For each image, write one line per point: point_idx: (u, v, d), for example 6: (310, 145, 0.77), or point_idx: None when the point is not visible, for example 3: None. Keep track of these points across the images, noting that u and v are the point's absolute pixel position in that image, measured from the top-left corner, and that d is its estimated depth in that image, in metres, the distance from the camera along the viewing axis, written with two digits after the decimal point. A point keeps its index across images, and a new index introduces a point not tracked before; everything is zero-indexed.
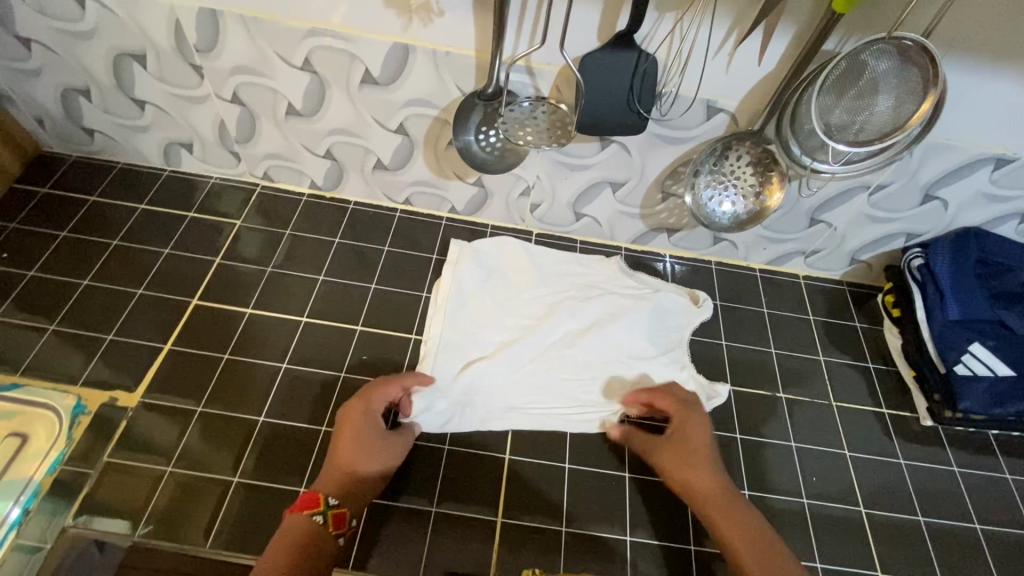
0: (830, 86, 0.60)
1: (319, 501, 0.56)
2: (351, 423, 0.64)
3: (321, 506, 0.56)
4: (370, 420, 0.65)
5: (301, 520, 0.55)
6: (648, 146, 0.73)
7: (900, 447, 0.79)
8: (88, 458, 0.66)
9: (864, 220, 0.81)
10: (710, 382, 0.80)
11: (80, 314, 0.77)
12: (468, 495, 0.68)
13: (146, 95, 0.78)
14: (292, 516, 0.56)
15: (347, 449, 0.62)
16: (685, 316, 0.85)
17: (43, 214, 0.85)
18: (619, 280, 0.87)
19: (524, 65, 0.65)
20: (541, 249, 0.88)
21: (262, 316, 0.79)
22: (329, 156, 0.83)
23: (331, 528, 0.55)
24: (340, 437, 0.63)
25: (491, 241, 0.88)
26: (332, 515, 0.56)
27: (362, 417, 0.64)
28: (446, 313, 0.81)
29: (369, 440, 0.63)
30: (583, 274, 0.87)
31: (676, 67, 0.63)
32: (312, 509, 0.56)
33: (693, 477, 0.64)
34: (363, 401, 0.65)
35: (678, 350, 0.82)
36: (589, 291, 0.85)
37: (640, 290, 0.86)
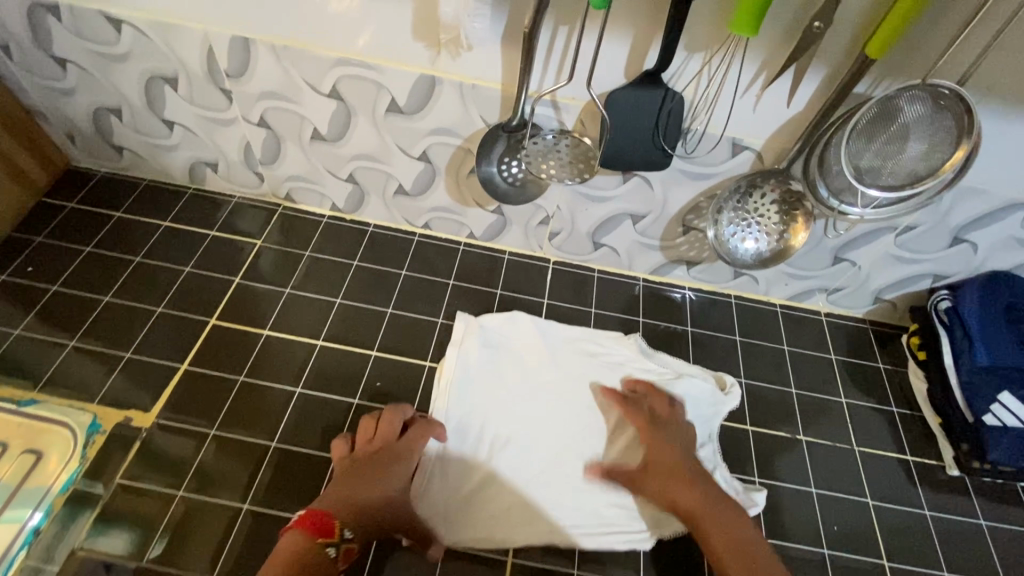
0: (860, 130, 0.59)
1: (333, 531, 0.59)
2: (375, 464, 0.65)
3: (335, 538, 0.58)
4: (395, 460, 0.66)
5: (309, 546, 0.57)
6: (671, 181, 0.73)
7: (925, 497, 0.76)
8: (101, 478, 0.66)
9: (890, 260, 0.80)
10: (746, 487, 0.73)
11: (101, 330, 0.77)
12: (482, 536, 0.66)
13: (175, 116, 0.80)
14: (302, 533, 0.58)
15: (377, 489, 0.63)
16: (713, 402, 0.78)
17: (70, 229, 0.86)
18: (638, 362, 0.80)
19: (550, 99, 0.65)
20: (553, 323, 0.83)
21: (278, 338, 0.79)
22: (351, 180, 0.84)
23: (339, 562, 0.58)
24: (360, 473, 0.64)
25: (500, 316, 0.83)
26: (343, 550, 0.58)
27: (399, 458, 0.66)
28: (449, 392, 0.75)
29: (390, 479, 0.65)
30: (603, 352, 0.81)
31: (704, 106, 0.63)
32: (324, 539, 0.58)
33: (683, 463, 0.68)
34: (404, 447, 0.67)
35: (710, 447, 0.75)
36: (609, 372, 0.79)
37: (662, 372, 0.80)
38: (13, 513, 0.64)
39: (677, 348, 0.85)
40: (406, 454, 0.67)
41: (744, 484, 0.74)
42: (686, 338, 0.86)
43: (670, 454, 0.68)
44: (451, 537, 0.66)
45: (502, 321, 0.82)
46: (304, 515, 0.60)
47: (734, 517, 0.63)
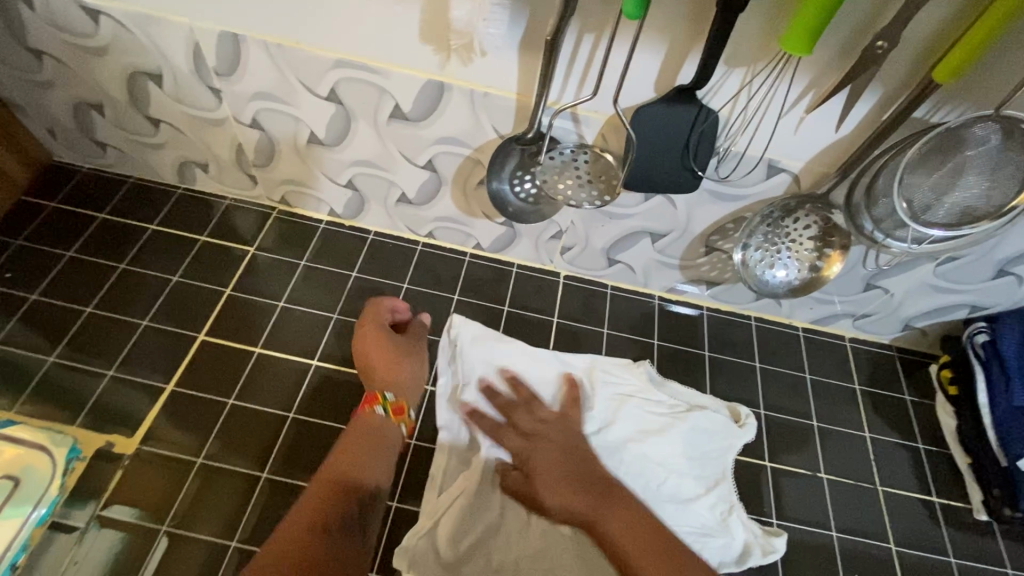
0: (915, 162, 0.53)
1: (376, 399, 0.67)
2: (368, 343, 0.72)
3: (380, 401, 0.67)
4: (380, 336, 0.73)
5: (365, 417, 0.66)
6: (697, 201, 0.67)
7: (952, 543, 0.72)
8: (81, 509, 0.62)
9: (926, 289, 0.75)
10: (765, 531, 0.68)
11: (82, 344, 0.73)
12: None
13: (162, 114, 0.74)
14: (358, 414, 0.67)
15: (383, 361, 0.71)
16: (724, 437, 0.73)
17: (51, 231, 0.81)
18: (647, 392, 0.76)
19: (571, 112, 0.59)
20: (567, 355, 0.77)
21: (271, 356, 0.74)
22: (350, 186, 0.78)
23: (393, 415, 0.67)
24: (365, 355, 0.71)
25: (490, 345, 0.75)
26: (391, 407, 0.67)
27: (375, 328, 0.73)
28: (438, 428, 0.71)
29: (394, 347, 0.72)
30: (613, 382, 0.76)
31: (742, 127, 0.57)
32: (374, 407, 0.67)
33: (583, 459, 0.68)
34: (374, 320, 0.74)
35: (724, 485, 0.71)
36: (617, 409, 0.73)
37: (673, 405, 0.75)
38: (12, 511, 0.61)
39: (693, 373, 0.80)
40: (383, 325, 0.74)
41: (762, 526, 0.70)
42: (703, 363, 0.81)
43: (563, 452, 0.68)
44: None
45: (498, 344, 0.76)
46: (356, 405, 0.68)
47: (628, 502, 0.65)
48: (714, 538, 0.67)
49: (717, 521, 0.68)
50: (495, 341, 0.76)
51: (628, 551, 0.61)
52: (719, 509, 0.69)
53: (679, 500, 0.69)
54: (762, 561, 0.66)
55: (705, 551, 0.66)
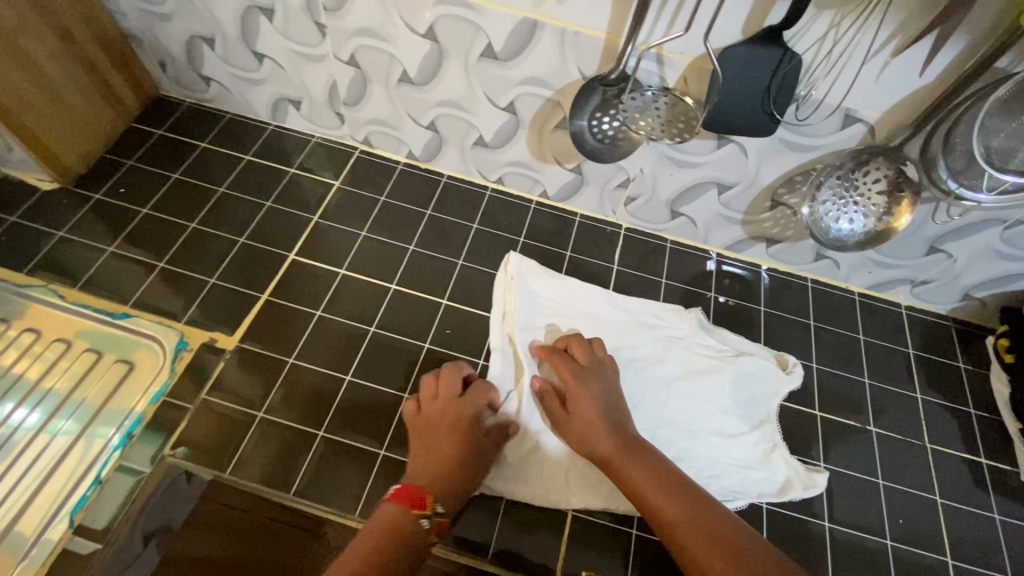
0: (994, 107, 0.56)
1: (426, 503, 0.59)
2: (443, 430, 0.65)
3: (428, 510, 0.58)
4: (462, 421, 0.66)
5: (405, 516, 0.57)
6: (770, 151, 0.70)
7: (997, 503, 0.73)
8: (185, 395, 0.70)
9: (990, 255, 0.76)
10: (806, 468, 0.72)
11: (186, 255, 0.80)
12: (539, 494, 0.66)
13: (268, 50, 0.80)
14: (397, 506, 0.58)
15: (452, 452, 0.63)
16: (772, 384, 0.76)
17: (157, 156, 0.89)
18: (699, 337, 0.79)
19: (656, 53, 0.63)
20: (625, 298, 0.81)
21: (353, 278, 0.81)
22: (431, 127, 0.84)
23: (433, 534, 0.58)
24: (432, 433, 0.65)
25: (547, 281, 0.81)
26: (436, 522, 0.58)
27: (463, 410, 0.67)
28: (498, 350, 0.75)
29: (468, 447, 0.64)
30: (666, 327, 0.79)
31: (827, 71, 0.59)
32: (418, 510, 0.58)
33: (610, 420, 0.65)
34: (466, 403, 0.68)
35: (768, 426, 0.74)
36: (667, 350, 0.77)
37: (721, 349, 0.78)
38: (94, 434, 0.68)
39: (747, 326, 0.83)
40: (472, 419, 0.66)
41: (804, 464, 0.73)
42: (757, 318, 0.84)
43: (591, 416, 0.65)
44: (511, 491, 0.66)
45: (554, 283, 0.81)
46: (397, 491, 0.59)
47: (657, 456, 0.62)
48: (756, 471, 0.70)
49: (759, 457, 0.71)
50: (553, 279, 0.81)
51: (655, 502, 0.59)
52: (763, 446, 0.72)
53: (724, 434, 0.72)
54: (803, 494, 0.69)
55: (745, 482, 0.70)
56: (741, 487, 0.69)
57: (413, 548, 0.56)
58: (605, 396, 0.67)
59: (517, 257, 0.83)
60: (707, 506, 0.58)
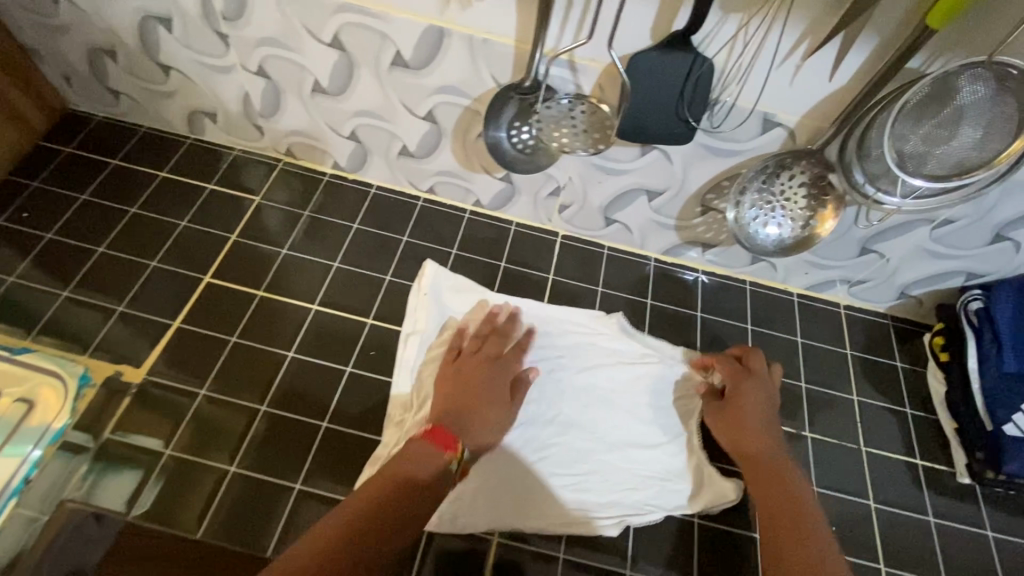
0: (910, 111, 0.54)
1: (455, 447, 0.60)
2: (476, 380, 0.67)
3: (456, 456, 0.59)
4: (495, 374, 0.69)
5: (439, 458, 0.58)
6: (694, 156, 0.68)
7: (932, 503, 0.73)
8: (87, 434, 0.66)
9: (921, 255, 0.75)
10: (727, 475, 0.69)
11: (94, 282, 0.76)
12: (453, 518, 0.63)
13: (172, 60, 0.76)
14: (432, 446, 0.58)
15: (485, 407, 0.66)
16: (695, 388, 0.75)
17: (66, 175, 0.84)
18: (621, 342, 0.78)
19: (567, 59, 0.60)
20: (548, 306, 0.79)
21: (273, 299, 0.77)
22: (353, 137, 0.80)
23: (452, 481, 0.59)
24: (472, 380, 0.67)
25: (459, 294, 0.78)
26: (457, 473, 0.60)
27: (497, 362, 0.70)
28: (407, 363, 0.73)
29: (496, 402, 0.67)
30: (597, 338, 0.78)
31: (738, 75, 0.58)
32: (448, 453, 0.59)
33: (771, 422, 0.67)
34: (500, 362, 0.70)
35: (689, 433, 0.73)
36: (595, 363, 0.76)
37: (643, 354, 0.77)
38: (12, 451, 0.64)
39: (685, 332, 0.81)
40: (506, 375, 0.69)
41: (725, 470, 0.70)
42: (695, 323, 0.82)
43: (761, 411, 0.67)
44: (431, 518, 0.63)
45: (471, 295, 0.78)
46: (432, 430, 0.60)
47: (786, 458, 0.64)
48: (674, 482, 0.69)
49: (678, 467, 0.70)
50: (471, 291, 0.79)
51: (757, 488, 0.62)
52: (682, 456, 0.71)
53: (644, 444, 0.71)
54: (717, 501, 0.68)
55: (663, 492, 0.68)
56: (669, 503, 0.68)
57: (435, 486, 0.57)
58: (772, 403, 0.69)
59: (430, 264, 0.81)
60: (804, 498, 0.59)
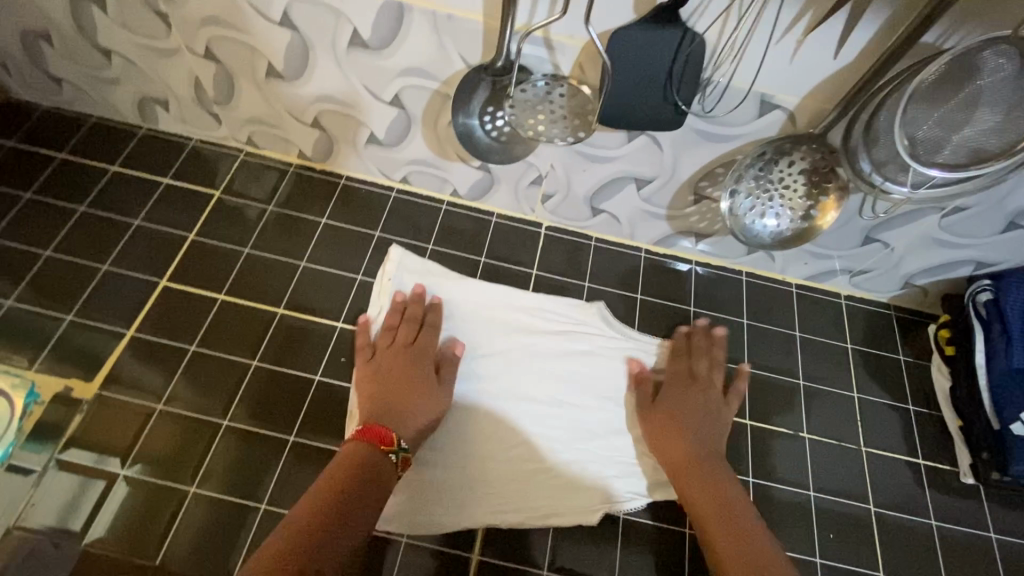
0: (925, 91, 0.48)
1: (391, 439, 0.59)
2: (392, 365, 0.65)
3: (393, 446, 0.58)
4: (421, 358, 0.66)
5: (368, 455, 0.57)
6: (685, 142, 0.62)
7: (935, 506, 0.69)
8: (35, 455, 0.61)
9: (929, 244, 0.70)
10: None
11: (40, 288, 0.70)
12: (430, 516, 0.61)
13: (112, 44, 0.71)
14: (360, 449, 0.57)
15: (408, 387, 0.64)
16: None
17: (9, 171, 0.77)
18: (609, 335, 0.73)
19: (542, 36, 0.55)
20: (525, 293, 0.74)
21: (236, 303, 0.72)
22: (317, 125, 0.74)
23: (399, 467, 0.59)
24: (387, 365, 0.65)
25: (431, 281, 0.74)
26: (403, 457, 0.59)
27: (413, 337, 0.68)
28: (369, 358, 0.68)
29: (423, 381, 0.64)
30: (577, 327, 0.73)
31: (731, 54, 0.52)
32: (385, 447, 0.58)
33: (686, 419, 0.65)
34: (416, 335, 0.68)
35: None
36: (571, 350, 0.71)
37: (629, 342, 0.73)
38: None
39: (676, 329, 0.76)
40: (427, 353, 0.67)
41: None
42: (689, 319, 0.77)
43: (701, 417, 0.65)
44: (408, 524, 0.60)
45: (439, 279, 0.74)
46: (361, 431, 0.59)
47: (719, 473, 0.61)
48: None
49: None
50: (442, 277, 0.74)
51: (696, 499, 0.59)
52: None
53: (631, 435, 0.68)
54: None
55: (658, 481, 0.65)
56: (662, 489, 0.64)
57: (381, 482, 0.56)
58: (722, 411, 0.66)
59: (398, 248, 0.76)
60: (732, 524, 0.56)
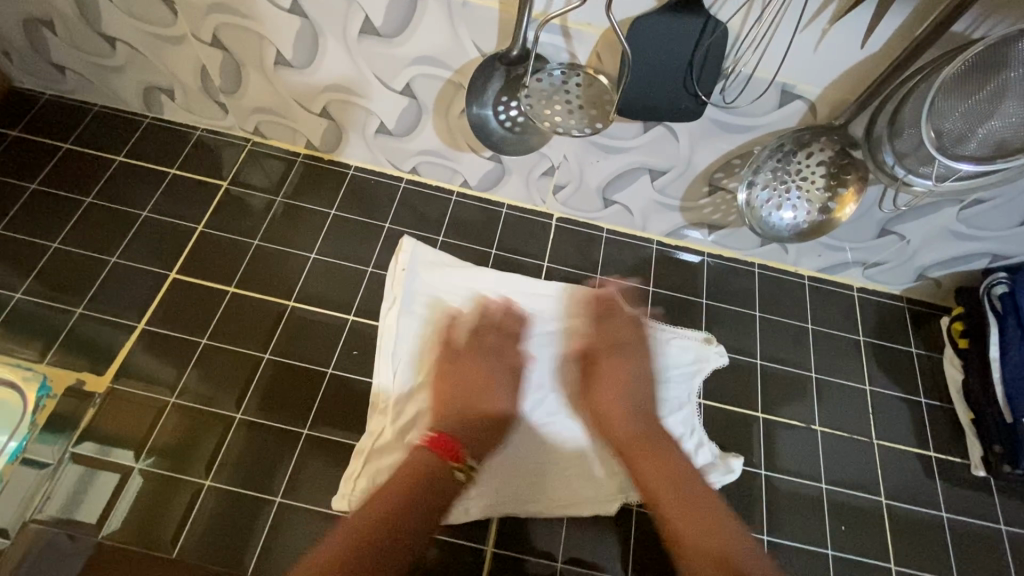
0: (952, 83, 0.48)
1: (460, 455, 0.58)
2: (471, 370, 0.65)
3: (461, 462, 0.58)
4: (498, 369, 0.66)
5: (438, 465, 0.56)
6: (702, 133, 0.61)
7: (946, 498, 0.69)
8: (49, 448, 0.61)
9: (945, 236, 0.70)
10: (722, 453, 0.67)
11: (49, 280, 0.70)
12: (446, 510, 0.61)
13: (117, 31, 0.69)
14: (429, 457, 0.57)
15: (490, 395, 0.64)
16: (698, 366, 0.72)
17: (14, 162, 0.76)
18: None
19: (559, 24, 0.54)
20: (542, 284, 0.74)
21: (246, 296, 0.71)
22: (325, 115, 0.73)
23: (462, 483, 0.57)
24: (471, 376, 0.65)
25: (446, 270, 0.73)
26: (469, 474, 0.58)
27: (495, 343, 0.68)
28: (387, 351, 0.68)
29: (491, 396, 0.64)
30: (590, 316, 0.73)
31: (755, 43, 0.52)
32: (452, 462, 0.57)
33: (605, 399, 0.65)
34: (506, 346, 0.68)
35: (692, 416, 0.69)
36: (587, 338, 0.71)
37: None
38: None
39: (688, 321, 0.76)
40: (501, 362, 0.67)
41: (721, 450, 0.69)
42: (700, 312, 0.77)
43: (610, 393, 0.65)
44: None
45: (453, 269, 0.73)
46: (431, 440, 0.58)
47: (670, 451, 0.61)
48: None
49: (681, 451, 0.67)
50: (456, 267, 0.74)
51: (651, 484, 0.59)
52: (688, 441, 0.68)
53: None
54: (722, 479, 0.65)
55: None
56: None
57: (442, 497, 0.55)
58: (647, 385, 0.67)
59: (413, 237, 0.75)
60: (700, 502, 0.57)
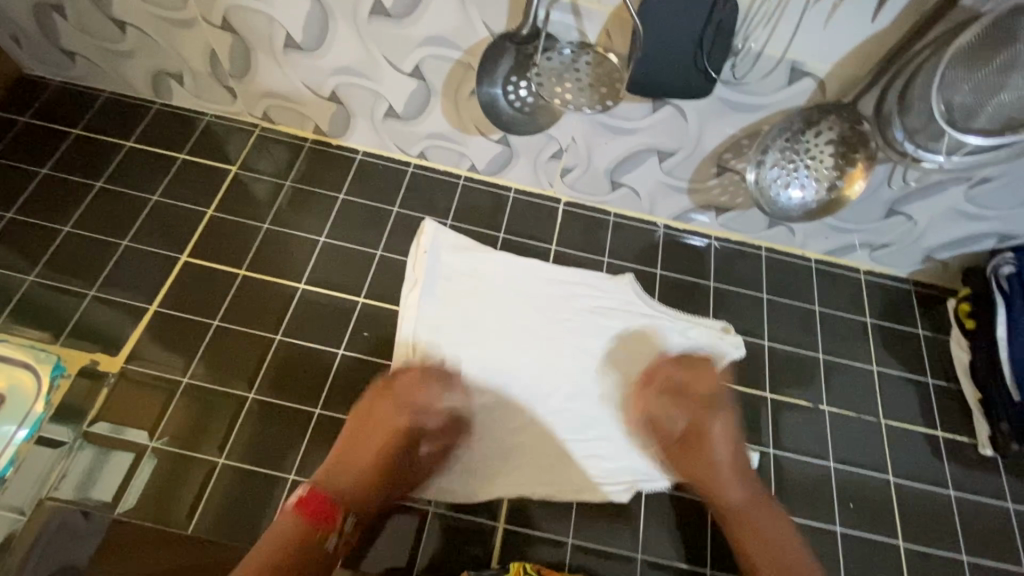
0: (960, 57, 0.48)
1: (332, 520, 0.57)
2: (358, 431, 0.61)
3: (332, 528, 0.56)
4: (388, 425, 0.62)
5: (307, 532, 0.55)
6: (710, 112, 0.61)
7: (953, 476, 0.70)
8: (64, 428, 0.62)
9: (953, 217, 0.70)
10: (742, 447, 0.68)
11: (62, 264, 0.70)
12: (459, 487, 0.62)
13: (127, 15, 0.70)
14: (297, 520, 0.56)
15: (366, 454, 0.60)
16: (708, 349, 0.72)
17: (24, 147, 0.77)
18: (633, 307, 0.74)
19: (570, 2, 0.54)
20: (556, 268, 0.75)
21: (257, 279, 0.72)
22: (334, 99, 0.73)
23: (340, 550, 0.56)
24: (353, 443, 0.61)
25: (460, 254, 0.74)
26: (342, 542, 0.57)
27: (379, 403, 0.62)
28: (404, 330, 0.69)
29: (373, 458, 0.60)
30: (600, 298, 0.74)
31: (765, 19, 0.52)
32: (323, 527, 0.56)
33: (696, 445, 0.63)
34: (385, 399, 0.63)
35: None
36: (602, 322, 0.72)
37: (654, 317, 0.73)
38: None
39: (696, 303, 0.76)
40: (391, 415, 0.62)
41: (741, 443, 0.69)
42: (708, 294, 0.77)
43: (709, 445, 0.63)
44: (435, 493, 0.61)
45: (467, 253, 0.74)
46: (301, 503, 0.57)
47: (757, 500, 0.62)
48: None
49: None
50: (471, 251, 0.75)
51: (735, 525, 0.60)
52: None
53: None
54: None
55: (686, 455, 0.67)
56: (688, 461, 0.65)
57: (316, 563, 0.55)
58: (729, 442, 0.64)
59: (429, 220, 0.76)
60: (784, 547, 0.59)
